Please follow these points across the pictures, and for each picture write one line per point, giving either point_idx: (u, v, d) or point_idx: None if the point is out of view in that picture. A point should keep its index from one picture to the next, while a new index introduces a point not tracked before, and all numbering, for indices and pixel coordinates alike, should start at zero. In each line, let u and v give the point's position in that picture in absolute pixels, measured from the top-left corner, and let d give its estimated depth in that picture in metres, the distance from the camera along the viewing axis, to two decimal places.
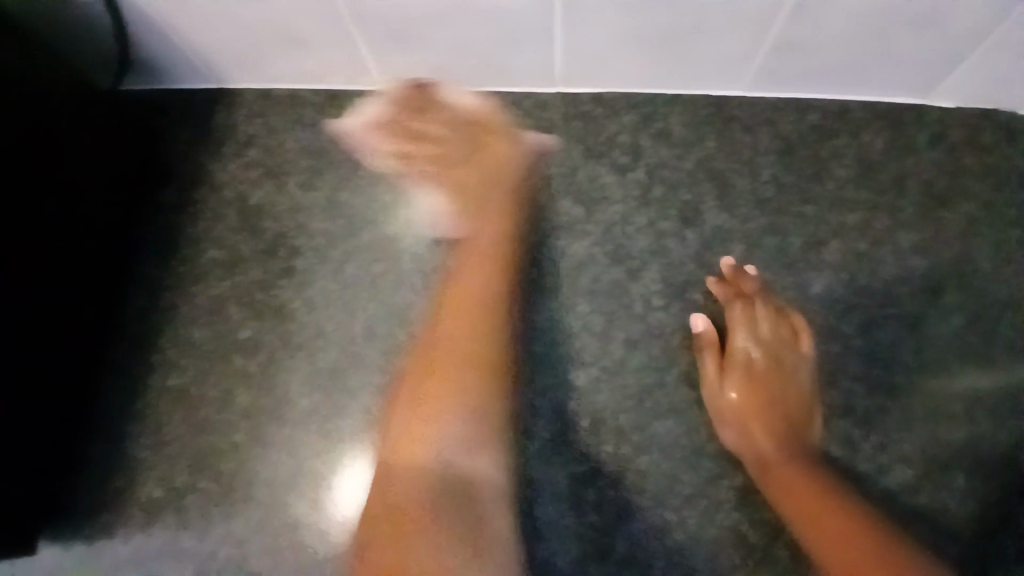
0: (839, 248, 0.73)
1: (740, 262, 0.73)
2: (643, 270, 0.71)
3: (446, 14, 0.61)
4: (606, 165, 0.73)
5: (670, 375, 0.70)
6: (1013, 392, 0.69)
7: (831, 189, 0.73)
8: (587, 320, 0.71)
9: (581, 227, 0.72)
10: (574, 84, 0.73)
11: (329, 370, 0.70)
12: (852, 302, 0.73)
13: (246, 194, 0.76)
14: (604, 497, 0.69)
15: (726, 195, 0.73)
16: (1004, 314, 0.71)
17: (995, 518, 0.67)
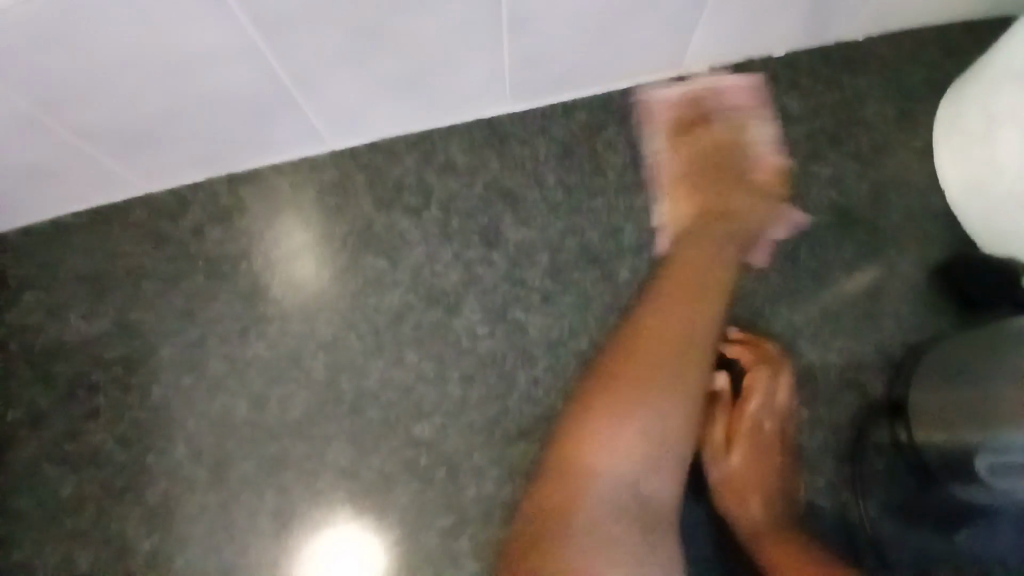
0: (634, 231, 0.82)
1: (546, 269, 0.80)
2: (462, 305, 0.79)
3: (227, 138, 0.77)
4: (401, 210, 0.83)
5: (509, 400, 0.75)
6: (832, 314, 0.80)
7: (613, 177, 0.84)
8: (420, 368, 0.77)
9: (391, 279, 0.80)
10: (363, 136, 0.84)
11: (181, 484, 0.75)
12: (660, 276, 0.80)
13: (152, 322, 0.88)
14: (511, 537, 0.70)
15: (518, 209, 0.83)
16: (799, 246, 0.82)
17: (851, 434, 0.75)
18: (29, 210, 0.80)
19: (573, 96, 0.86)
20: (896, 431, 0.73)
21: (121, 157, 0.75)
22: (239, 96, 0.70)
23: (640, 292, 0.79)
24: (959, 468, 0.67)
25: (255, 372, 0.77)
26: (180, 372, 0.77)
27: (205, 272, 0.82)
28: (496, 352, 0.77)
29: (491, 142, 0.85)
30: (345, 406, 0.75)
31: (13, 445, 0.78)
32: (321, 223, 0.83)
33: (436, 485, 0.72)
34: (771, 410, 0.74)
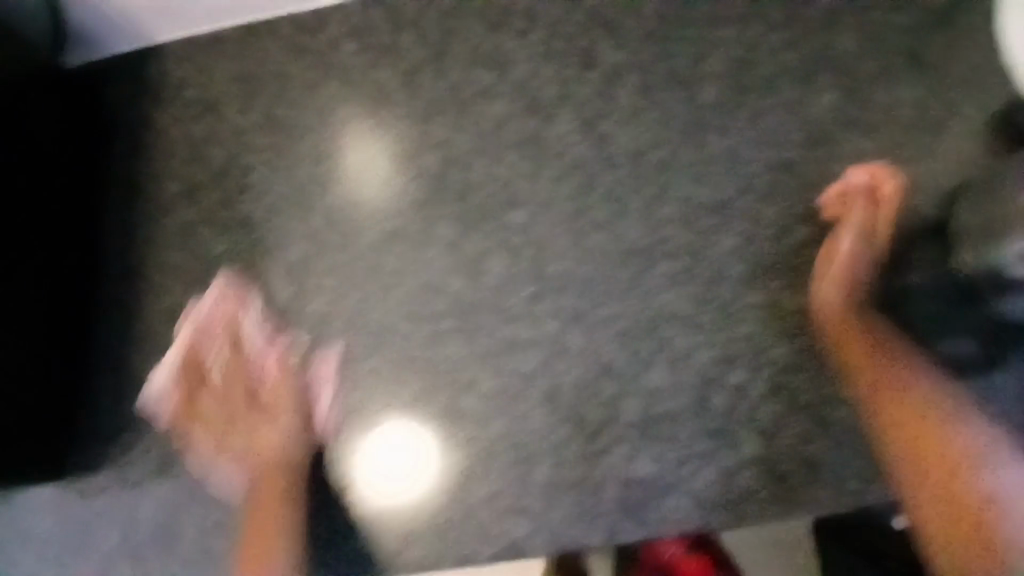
0: (721, 59, 0.88)
1: (635, 88, 0.89)
2: (557, 116, 0.89)
3: None
4: (508, 31, 0.93)
5: (593, 196, 0.86)
6: (894, 144, 0.86)
7: (707, 8, 0.90)
8: (516, 167, 0.88)
9: (495, 90, 0.91)
10: None
11: (311, 245, 0.90)
12: (739, 99, 0.87)
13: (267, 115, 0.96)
14: (585, 302, 0.84)
15: (616, 34, 0.90)
16: (872, 84, 0.87)
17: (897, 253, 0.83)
18: (182, 11, 0.94)
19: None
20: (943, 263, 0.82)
21: None
22: None
23: (720, 113, 0.87)
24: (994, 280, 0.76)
25: (377, 164, 0.91)
26: (317, 159, 0.93)
27: (338, 79, 0.95)
28: (583, 157, 0.88)
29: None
30: (451, 193, 0.88)
31: (172, 210, 0.94)
32: (435, 41, 0.93)
33: (523, 260, 0.85)
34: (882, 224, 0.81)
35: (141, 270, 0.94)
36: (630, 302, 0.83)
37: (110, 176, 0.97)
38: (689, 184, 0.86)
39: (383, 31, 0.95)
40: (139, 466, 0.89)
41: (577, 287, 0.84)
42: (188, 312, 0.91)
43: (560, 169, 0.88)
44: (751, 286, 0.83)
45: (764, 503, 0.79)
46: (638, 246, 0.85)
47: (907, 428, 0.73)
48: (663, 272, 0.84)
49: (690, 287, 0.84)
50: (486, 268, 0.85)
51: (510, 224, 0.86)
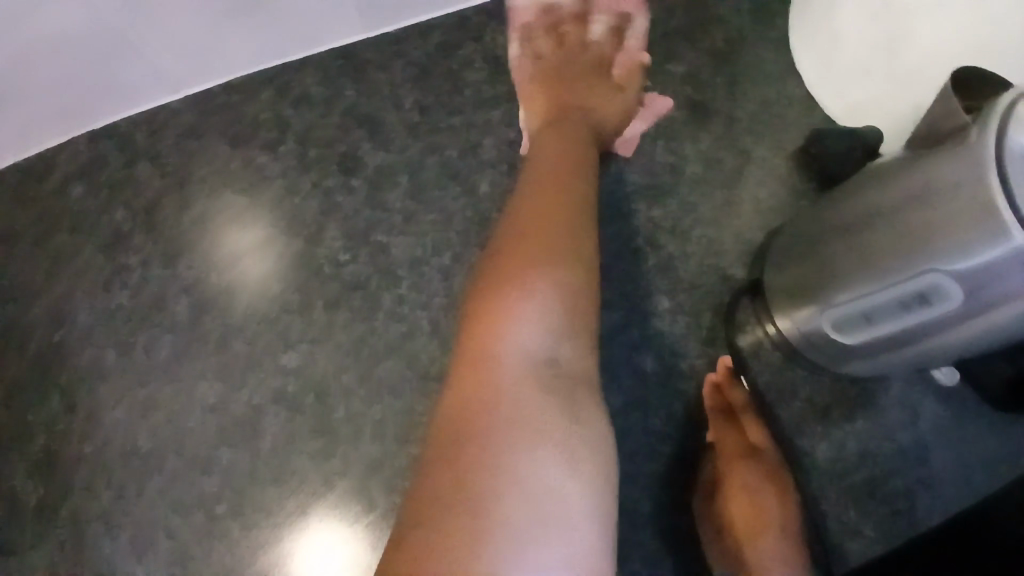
0: (493, 144, 0.81)
1: (408, 189, 0.80)
2: (325, 233, 0.79)
3: (61, 83, 0.75)
4: (258, 146, 0.82)
5: (376, 319, 0.75)
6: (690, 202, 0.79)
7: (470, 93, 0.83)
8: (286, 298, 0.77)
9: (251, 215, 0.80)
10: (200, 82, 0.83)
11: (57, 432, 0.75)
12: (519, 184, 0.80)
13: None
14: (383, 446, 0.71)
15: (378, 134, 0.82)
16: (657, 142, 0.81)
17: (713, 320, 0.76)
18: None
19: (424, 16, 0.86)
20: (763, 324, 0.73)
21: None
22: (63, 36, 0.69)
23: (502, 202, 0.79)
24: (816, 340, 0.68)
25: (120, 322, 0.78)
26: (51, 328, 0.78)
27: (68, 229, 0.81)
28: (359, 275, 0.77)
29: (343, 75, 0.84)
30: (212, 343, 0.76)
31: None
32: (177, 170, 0.82)
33: (304, 408, 0.73)
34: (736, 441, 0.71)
35: None
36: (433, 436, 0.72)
37: None
38: None
39: (116, 167, 0.83)
40: None
41: (370, 428, 0.72)
42: None
43: (336, 293, 0.77)
44: None
45: None
46: (435, 369, 0.74)
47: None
48: None
49: None
50: (263, 426, 0.72)
51: (285, 368, 0.74)
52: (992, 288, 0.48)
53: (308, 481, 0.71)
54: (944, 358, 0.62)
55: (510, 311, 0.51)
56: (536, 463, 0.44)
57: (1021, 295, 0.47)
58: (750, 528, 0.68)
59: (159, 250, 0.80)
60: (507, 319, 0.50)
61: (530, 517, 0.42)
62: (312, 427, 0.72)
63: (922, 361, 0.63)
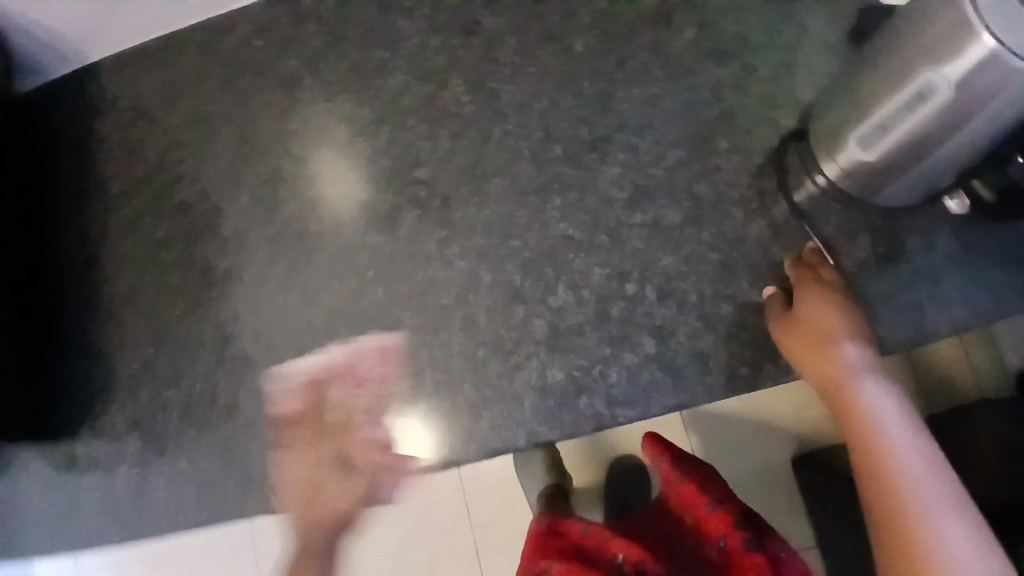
0: (587, 12, 0.99)
1: (515, 47, 0.99)
2: (449, 81, 1.00)
3: None
4: (399, 11, 1.03)
5: (488, 147, 0.96)
6: (750, 64, 0.95)
7: None
8: (419, 130, 0.99)
9: (391, 66, 1.01)
10: None
11: (243, 221, 1.00)
12: (607, 45, 0.97)
13: (190, 109, 1.05)
14: (491, 240, 0.94)
15: (492, 1, 1.01)
16: (728, 15, 0.96)
17: (762, 161, 0.93)
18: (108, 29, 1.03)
19: None
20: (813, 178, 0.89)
21: None
22: None
23: (593, 60, 0.97)
24: (857, 178, 0.84)
25: (293, 143, 1.01)
26: (240, 145, 1.02)
27: (251, 72, 1.04)
28: (475, 114, 0.98)
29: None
30: (362, 159, 0.99)
31: (119, 206, 1.04)
32: (335, 29, 1.03)
33: (432, 210, 0.96)
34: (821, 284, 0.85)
35: (95, 265, 1.03)
36: (529, 236, 0.93)
37: (60, 188, 1.06)
38: (571, 125, 0.96)
39: (288, 25, 1.04)
40: (109, 437, 0.97)
41: (485, 228, 0.94)
42: (140, 294, 1.00)
43: (458, 127, 0.98)
44: (634, 208, 0.92)
45: (668, 394, 0.88)
46: (533, 186, 0.95)
47: (858, 444, 0.67)
48: (555, 206, 0.94)
49: (580, 215, 0.93)
50: (402, 221, 0.96)
51: (418, 182, 0.97)
52: (982, 84, 0.66)
53: (436, 263, 0.94)
54: (952, 166, 0.79)
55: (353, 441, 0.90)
56: (326, 541, 0.91)
57: (1001, 83, 0.65)
58: (818, 328, 0.80)
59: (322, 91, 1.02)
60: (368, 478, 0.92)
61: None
62: (438, 224, 0.95)
63: (936, 170, 0.80)
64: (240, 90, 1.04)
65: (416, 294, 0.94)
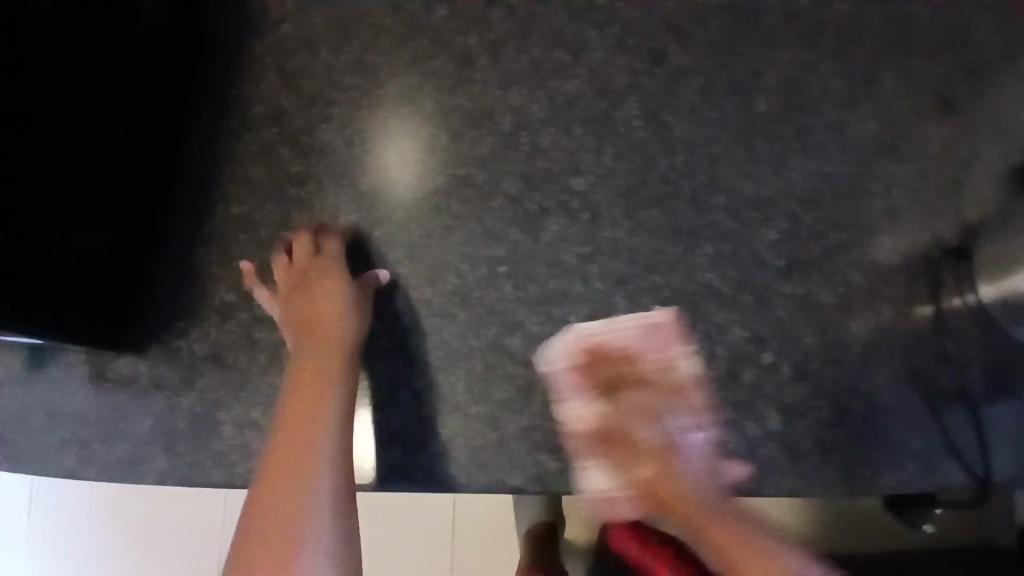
0: (775, 77, 0.99)
1: (698, 89, 0.98)
2: (626, 102, 0.98)
3: None
4: (589, 23, 1.02)
5: (650, 176, 0.94)
6: (919, 172, 0.96)
7: (763, 34, 1.01)
8: (582, 140, 0.97)
9: (570, 72, 1.00)
10: None
11: (377, 182, 0.96)
12: (787, 115, 0.98)
13: (359, 56, 1.02)
14: (633, 268, 0.90)
15: (684, 40, 1.01)
16: (907, 119, 0.97)
17: (914, 267, 0.92)
18: None
19: None
20: (966, 296, 0.89)
21: None
22: None
23: (772, 125, 0.97)
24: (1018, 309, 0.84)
25: (457, 116, 0.99)
26: (399, 105, 0.99)
27: (427, 38, 1.02)
28: (645, 139, 0.96)
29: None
30: (520, 152, 0.96)
31: (255, 130, 0.99)
32: (522, 20, 1.02)
33: (580, 222, 0.92)
34: (623, 330, 0.89)
35: (213, 183, 0.97)
36: (675, 275, 0.90)
37: (203, 98, 1.01)
38: (737, 179, 0.95)
39: (474, 3, 1.03)
40: (183, 361, 0.89)
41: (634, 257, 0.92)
42: (257, 224, 0.95)
43: (623, 148, 0.96)
44: (786, 277, 0.91)
45: (781, 475, 0.85)
46: (687, 227, 0.92)
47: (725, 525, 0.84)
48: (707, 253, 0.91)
49: (728, 267, 0.91)
50: (545, 227, 0.92)
51: (572, 190, 0.94)
52: None
53: (572, 274, 0.91)
54: None
55: (328, 301, 0.87)
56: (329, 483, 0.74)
57: None
58: (609, 362, 0.90)
59: (494, 78, 1.00)
60: (318, 381, 0.81)
61: (333, 534, 0.71)
62: (585, 238, 0.92)
63: None
64: (412, 52, 1.02)
65: (544, 301, 0.90)
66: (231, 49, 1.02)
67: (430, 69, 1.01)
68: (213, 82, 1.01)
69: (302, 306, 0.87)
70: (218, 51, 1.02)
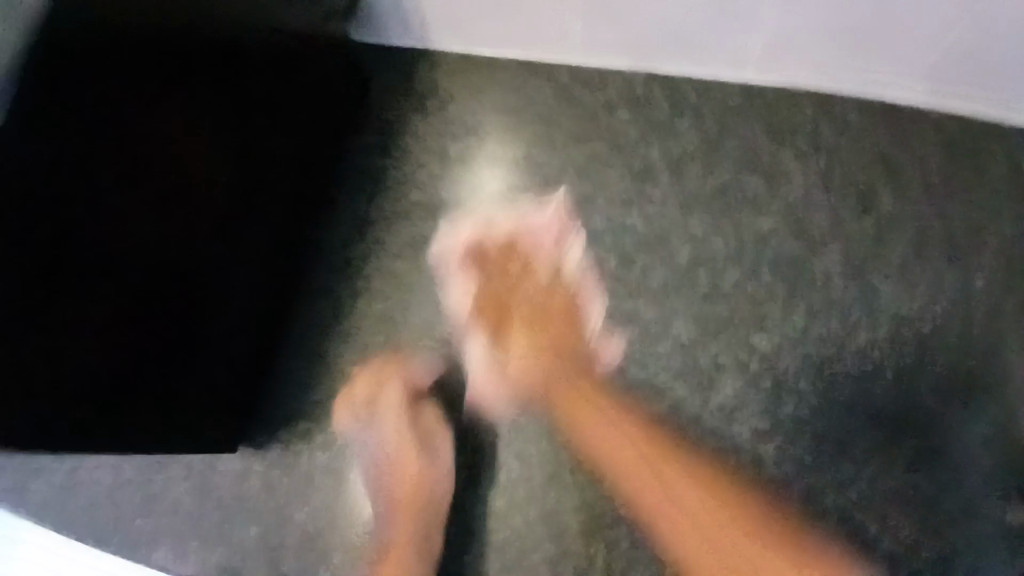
0: (994, 248, 0.87)
1: (908, 249, 0.87)
2: (825, 248, 0.87)
3: (674, 15, 0.84)
4: (789, 147, 0.91)
5: (846, 344, 0.83)
6: None
7: (984, 194, 0.89)
8: (770, 287, 0.85)
9: (764, 205, 0.89)
10: (762, 75, 0.92)
11: (530, 303, 0.87)
12: (1010, 293, 0.85)
13: (530, 151, 0.94)
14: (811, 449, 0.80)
15: (899, 185, 0.89)
16: None
17: None
18: (471, 18, 0.91)
19: (975, 106, 0.89)
20: None
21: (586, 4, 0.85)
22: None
23: (988, 304, 0.85)
24: None
25: (629, 238, 0.88)
26: (565, 213, 0.90)
27: (605, 142, 0.93)
28: (843, 298, 0.84)
29: (885, 121, 0.90)
30: (698, 292, 0.85)
31: (409, 220, 0.92)
32: (714, 138, 0.92)
33: (757, 388, 0.81)
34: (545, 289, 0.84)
35: (356, 268, 0.90)
36: (863, 468, 0.79)
37: (355, 172, 0.94)
38: (944, 362, 0.82)
39: (662, 110, 0.93)
40: (301, 468, 0.83)
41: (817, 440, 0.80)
42: (397, 324, 0.88)
43: (820, 307, 0.84)
44: (993, 491, 0.78)
45: None
46: (885, 409, 0.81)
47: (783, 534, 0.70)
48: (909, 446, 0.80)
49: (923, 467, 0.79)
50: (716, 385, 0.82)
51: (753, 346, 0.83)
52: None
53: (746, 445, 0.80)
54: None
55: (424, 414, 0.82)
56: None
57: None
58: (513, 295, 0.84)
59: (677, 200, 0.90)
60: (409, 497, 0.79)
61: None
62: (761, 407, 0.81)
63: None
64: (587, 157, 0.93)
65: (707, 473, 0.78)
66: (398, 127, 0.96)
67: (604, 178, 0.91)
68: (375, 158, 0.95)
69: (409, 444, 0.80)
70: (384, 126, 0.96)
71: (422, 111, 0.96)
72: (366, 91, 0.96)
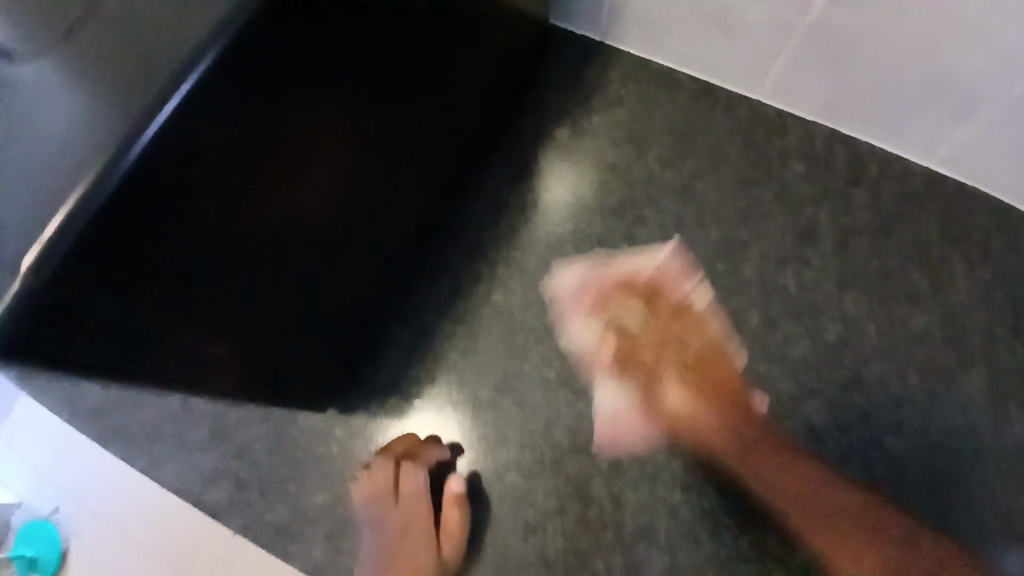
0: None
1: None
2: (973, 367, 0.81)
3: (882, 91, 0.78)
4: (957, 254, 0.85)
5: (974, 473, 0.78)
6: None
7: None
8: (911, 392, 0.80)
9: (922, 304, 0.83)
10: (947, 167, 0.86)
11: None
12: None
13: (689, 181, 0.88)
14: None
15: None
16: None
17: None
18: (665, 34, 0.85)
19: None
20: None
21: (794, 55, 0.78)
22: (943, 90, 0.73)
23: None
24: None
25: (779, 301, 0.83)
26: (714, 256, 0.85)
27: (772, 192, 0.88)
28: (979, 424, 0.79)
29: None
30: (839, 376, 0.80)
31: (546, 216, 0.86)
32: (883, 221, 0.87)
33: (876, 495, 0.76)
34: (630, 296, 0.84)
35: (484, 253, 0.85)
36: None
37: (505, 151, 0.89)
38: None
39: (838, 174, 0.88)
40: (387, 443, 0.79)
41: None
42: (514, 322, 0.82)
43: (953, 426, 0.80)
44: None
45: None
46: (997, 551, 0.76)
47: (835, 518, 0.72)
48: None
49: None
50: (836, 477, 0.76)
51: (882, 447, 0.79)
52: None
53: None
54: None
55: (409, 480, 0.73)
56: None
57: None
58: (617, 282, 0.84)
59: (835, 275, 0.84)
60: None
61: None
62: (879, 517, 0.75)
63: None
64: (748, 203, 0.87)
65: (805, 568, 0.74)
66: (560, 112, 0.91)
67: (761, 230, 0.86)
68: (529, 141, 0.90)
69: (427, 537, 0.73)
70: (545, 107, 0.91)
71: (586, 106, 0.91)
72: (535, 62, 0.91)
